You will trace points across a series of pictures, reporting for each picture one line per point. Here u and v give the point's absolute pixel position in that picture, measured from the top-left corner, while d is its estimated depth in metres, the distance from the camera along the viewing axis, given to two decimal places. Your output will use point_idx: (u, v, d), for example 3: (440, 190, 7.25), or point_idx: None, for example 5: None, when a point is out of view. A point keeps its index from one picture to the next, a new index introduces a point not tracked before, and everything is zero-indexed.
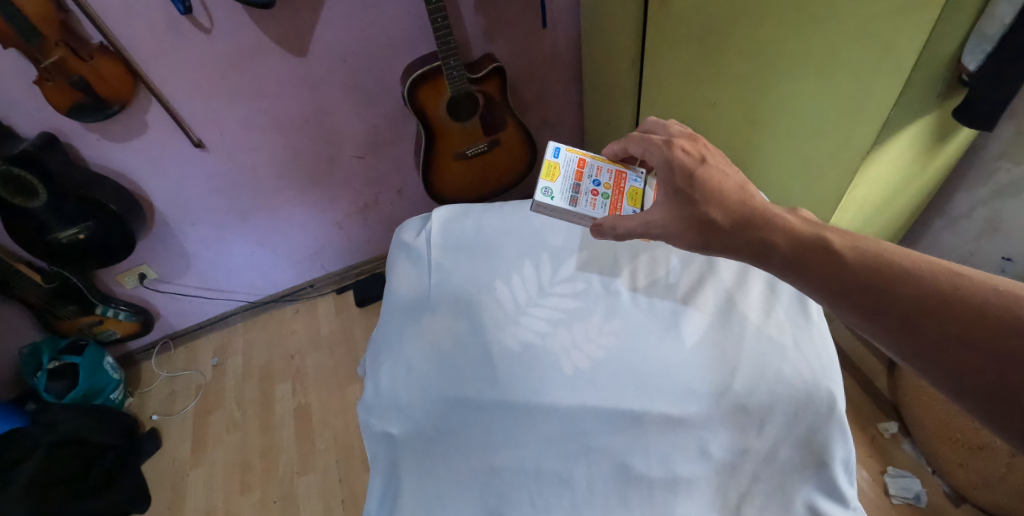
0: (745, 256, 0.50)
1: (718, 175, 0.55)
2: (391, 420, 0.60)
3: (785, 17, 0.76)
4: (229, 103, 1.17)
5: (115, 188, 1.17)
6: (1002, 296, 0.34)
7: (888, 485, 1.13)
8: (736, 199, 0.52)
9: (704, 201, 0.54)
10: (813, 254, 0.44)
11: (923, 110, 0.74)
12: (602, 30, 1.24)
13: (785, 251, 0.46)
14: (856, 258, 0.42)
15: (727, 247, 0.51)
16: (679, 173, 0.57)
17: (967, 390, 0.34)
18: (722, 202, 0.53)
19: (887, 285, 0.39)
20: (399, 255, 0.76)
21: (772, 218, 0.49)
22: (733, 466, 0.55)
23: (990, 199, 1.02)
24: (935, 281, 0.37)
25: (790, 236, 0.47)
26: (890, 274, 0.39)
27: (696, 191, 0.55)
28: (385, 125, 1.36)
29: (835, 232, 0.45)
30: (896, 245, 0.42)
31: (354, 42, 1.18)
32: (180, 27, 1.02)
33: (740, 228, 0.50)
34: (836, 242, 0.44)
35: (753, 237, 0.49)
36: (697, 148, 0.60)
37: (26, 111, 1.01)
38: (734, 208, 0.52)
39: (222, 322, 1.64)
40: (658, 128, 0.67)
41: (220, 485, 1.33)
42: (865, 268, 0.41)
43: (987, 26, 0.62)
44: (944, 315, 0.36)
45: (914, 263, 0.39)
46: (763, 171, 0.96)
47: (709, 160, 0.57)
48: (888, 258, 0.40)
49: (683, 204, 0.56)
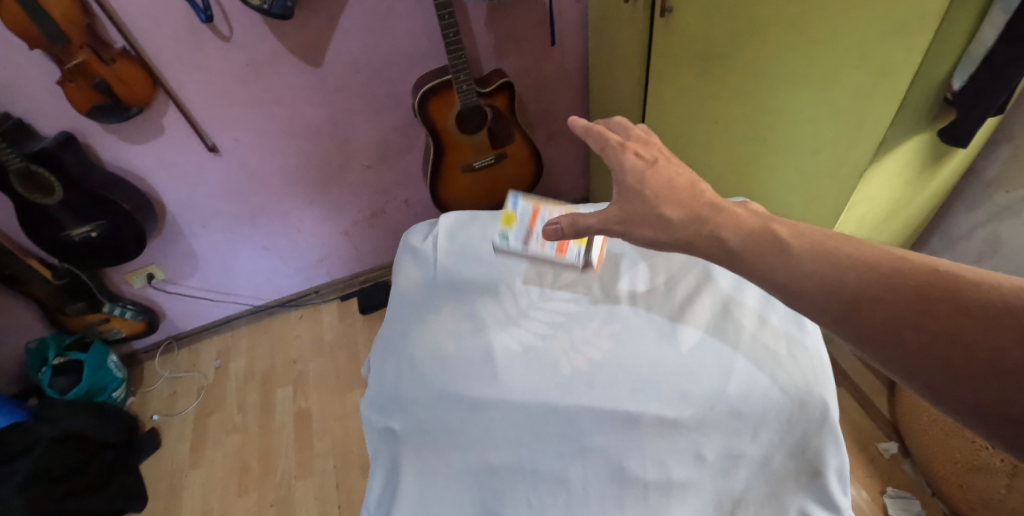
0: (702, 251, 0.50)
1: (666, 172, 0.57)
2: (392, 416, 0.62)
3: (784, 41, 0.79)
4: (245, 109, 1.20)
5: (130, 189, 1.20)
6: (948, 279, 0.35)
7: (888, 506, 1.13)
8: (686, 194, 0.53)
9: (656, 199, 0.54)
10: (761, 244, 0.45)
11: (914, 131, 0.75)
12: (609, 48, 1.28)
13: (734, 243, 0.46)
14: (803, 248, 0.43)
15: (680, 240, 0.51)
16: (630, 173, 0.58)
17: (926, 380, 0.34)
18: (674, 201, 0.53)
19: (840, 275, 0.40)
20: (406, 257, 0.78)
21: (722, 211, 0.49)
22: (727, 470, 0.55)
23: (989, 221, 1.03)
24: (883, 267, 0.38)
25: (737, 230, 0.47)
26: (839, 262, 0.40)
27: (646, 188, 0.56)
28: (395, 136, 1.40)
29: (782, 223, 0.46)
30: (837, 233, 0.43)
31: (368, 55, 1.21)
32: (201, 34, 1.06)
33: (692, 223, 0.51)
34: (783, 233, 0.45)
35: (704, 230, 0.49)
36: (650, 150, 0.61)
37: (49, 111, 1.05)
38: (686, 203, 0.52)
39: (226, 325, 1.66)
40: (618, 128, 0.67)
41: (217, 486, 1.33)
42: (812, 256, 0.42)
43: (973, 49, 0.65)
44: (890, 299, 0.37)
45: (857, 247, 0.41)
46: (762, 190, 0.98)
47: (661, 161, 0.58)
48: (831, 246, 0.41)
49: (635, 200, 0.56)
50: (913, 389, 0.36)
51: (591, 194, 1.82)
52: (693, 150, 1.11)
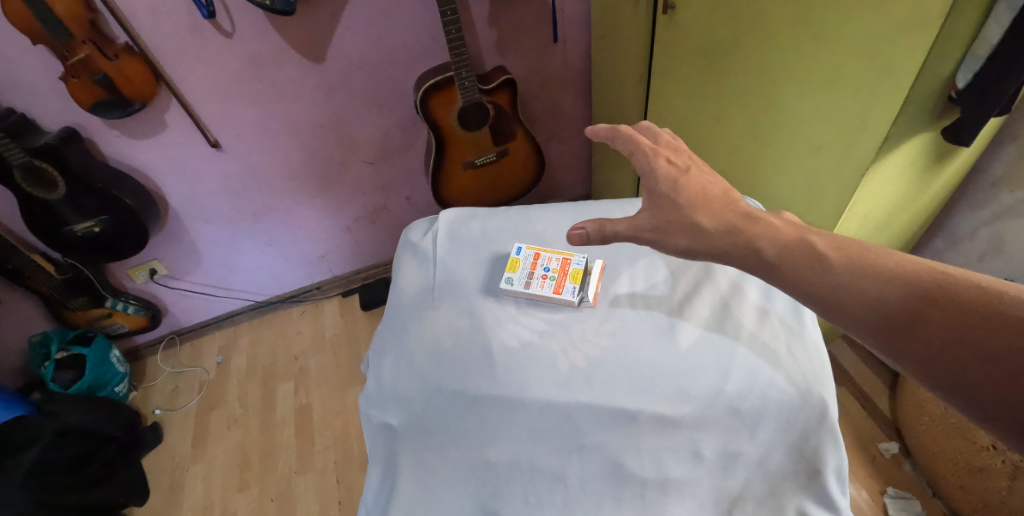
0: (737, 262, 0.49)
1: (699, 181, 0.56)
2: (391, 411, 0.61)
3: (788, 37, 0.78)
4: (247, 105, 1.20)
5: (132, 184, 1.20)
6: (986, 293, 0.35)
7: (888, 506, 1.13)
8: (720, 203, 0.53)
9: (689, 207, 0.54)
10: (798, 255, 0.44)
11: (917, 129, 0.75)
12: (612, 44, 1.27)
13: (770, 253, 0.46)
14: (841, 260, 0.42)
15: (714, 249, 0.50)
16: (664, 181, 0.57)
17: (967, 396, 0.34)
18: (708, 210, 0.52)
19: (879, 287, 0.39)
20: (405, 254, 0.78)
21: (757, 221, 0.49)
22: (725, 468, 0.55)
23: (993, 221, 1.02)
24: (921, 280, 0.38)
25: (774, 240, 0.46)
26: (878, 275, 0.40)
27: (679, 196, 0.55)
28: (397, 132, 1.40)
29: (818, 234, 0.46)
30: (874, 245, 0.43)
31: (370, 51, 1.21)
32: (203, 30, 1.06)
33: (726, 231, 0.50)
34: (821, 245, 0.44)
35: (740, 241, 0.48)
36: (681, 158, 0.60)
37: (52, 106, 1.05)
38: (720, 213, 0.52)
39: (229, 320, 1.67)
40: (648, 135, 0.65)
41: (219, 481, 1.34)
42: (850, 268, 0.41)
43: (977, 47, 0.64)
44: (930, 315, 0.36)
45: (896, 261, 0.40)
46: (764, 189, 0.98)
47: (693, 170, 0.57)
48: (869, 258, 0.41)
49: (668, 207, 0.55)
50: (953, 404, 0.35)
51: (593, 191, 1.82)
52: (695, 147, 1.11)
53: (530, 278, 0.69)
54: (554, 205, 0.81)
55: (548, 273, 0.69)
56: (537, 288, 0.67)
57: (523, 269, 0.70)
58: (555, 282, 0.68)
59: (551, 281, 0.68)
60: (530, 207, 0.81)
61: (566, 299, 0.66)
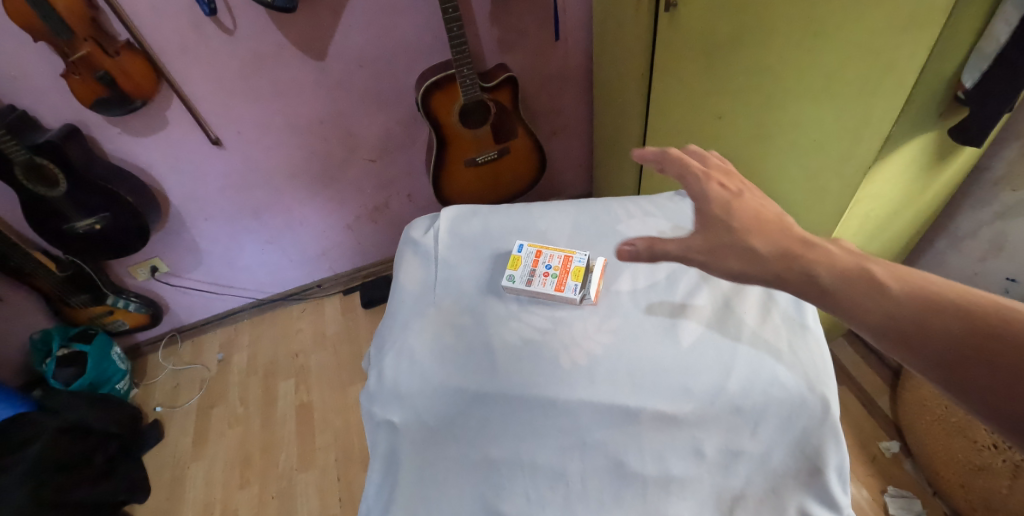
0: (792, 288, 0.45)
1: (755, 206, 0.53)
2: (392, 409, 0.61)
3: (791, 35, 0.78)
4: (248, 102, 1.20)
5: (133, 182, 1.20)
6: None
7: (889, 505, 1.13)
8: (775, 227, 0.49)
9: (743, 230, 0.50)
10: (858, 284, 0.41)
11: (920, 128, 0.74)
12: (613, 42, 1.27)
13: (827, 281, 0.42)
14: (906, 292, 0.39)
15: (768, 275, 0.47)
16: (715, 203, 0.54)
17: None
18: (763, 233, 0.49)
19: (953, 324, 0.36)
20: (407, 251, 0.78)
21: (813, 247, 0.45)
22: (726, 466, 0.55)
23: (995, 220, 1.02)
24: (1000, 316, 0.34)
25: (832, 267, 0.43)
26: (951, 311, 0.36)
27: (733, 219, 0.52)
28: (398, 130, 1.39)
29: (879, 263, 0.42)
30: (943, 278, 0.39)
31: (371, 49, 1.21)
32: (204, 27, 1.06)
33: (781, 256, 0.46)
34: (884, 275, 0.41)
35: (794, 265, 0.45)
36: (733, 182, 0.57)
37: (53, 103, 1.05)
38: (775, 236, 0.48)
39: (229, 318, 1.67)
40: (696, 158, 0.62)
41: (219, 478, 1.34)
42: (916, 300, 0.38)
43: (985, 44, 0.63)
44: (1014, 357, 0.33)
45: (970, 296, 0.37)
46: (766, 187, 0.98)
47: (748, 195, 0.54)
48: (938, 291, 0.38)
49: (721, 229, 0.52)
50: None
51: (594, 190, 1.82)
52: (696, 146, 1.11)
53: (532, 275, 0.68)
54: (557, 203, 0.81)
55: (550, 271, 0.69)
56: (539, 286, 0.67)
57: (525, 267, 0.69)
58: (556, 280, 0.68)
59: (553, 279, 0.68)
60: (532, 204, 0.81)
61: (567, 297, 0.66)
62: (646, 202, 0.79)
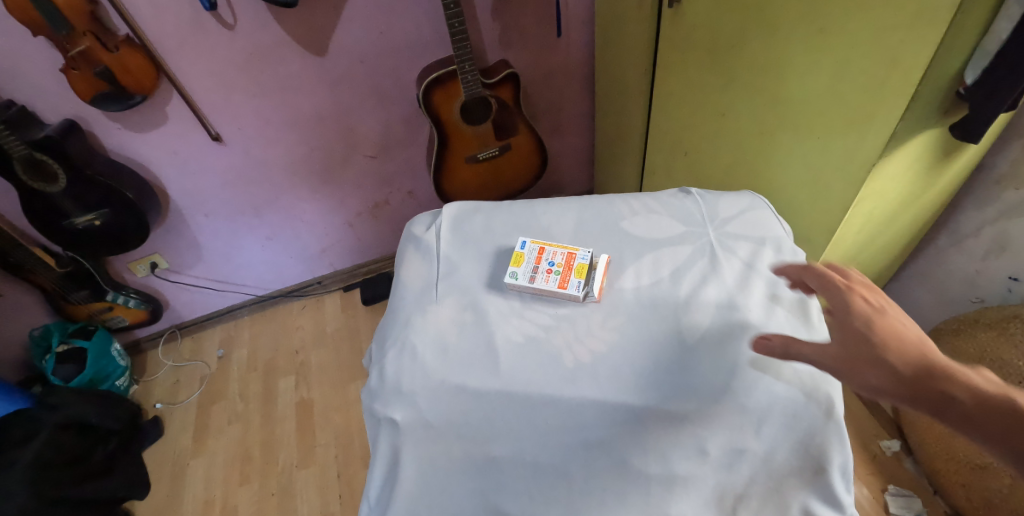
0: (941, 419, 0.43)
1: (903, 326, 0.49)
2: (395, 407, 0.60)
3: (796, 31, 0.78)
4: (248, 98, 1.20)
5: (133, 177, 1.20)
6: None
7: (889, 504, 1.13)
8: (923, 355, 0.47)
9: (889, 352, 0.47)
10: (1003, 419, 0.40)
11: (924, 125, 0.74)
12: (616, 38, 1.26)
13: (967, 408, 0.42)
14: None
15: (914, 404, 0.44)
16: (860, 321, 0.50)
17: None
18: (910, 358, 0.46)
19: None
20: (409, 247, 0.78)
21: (963, 378, 0.44)
22: (732, 465, 0.54)
23: (997, 219, 1.02)
24: None
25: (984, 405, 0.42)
26: None
27: (878, 338, 0.49)
28: (398, 126, 1.39)
29: None
30: None
31: (372, 44, 1.20)
32: (205, 22, 1.05)
33: (930, 383, 0.44)
34: None
35: (941, 392, 0.43)
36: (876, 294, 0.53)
37: (53, 98, 1.04)
38: (919, 361, 0.46)
39: (230, 314, 1.67)
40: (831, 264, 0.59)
41: (219, 475, 1.34)
42: None
43: (987, 42, 0.62)
44: None
45: None
46: (768, 185, 0.97)
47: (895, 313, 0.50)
48: None
49: (863, 347, 0.49)
50: None
51: (595, 187, 1.82)
52: (699, 142, 1.10)
53: (535, 272, 0.67)
54: (560, 199, 0.80)
55: (553, 267, 0.68)
56: (542, 282, 0.66)
57: (528, 263, 0.69)
58: (560, 276, 0.67)
59: (556, 275, 0.67)
60: (535, 201, 0.81)
61: (571, 294, 0.65)
62: (650, 199, 0.79)
